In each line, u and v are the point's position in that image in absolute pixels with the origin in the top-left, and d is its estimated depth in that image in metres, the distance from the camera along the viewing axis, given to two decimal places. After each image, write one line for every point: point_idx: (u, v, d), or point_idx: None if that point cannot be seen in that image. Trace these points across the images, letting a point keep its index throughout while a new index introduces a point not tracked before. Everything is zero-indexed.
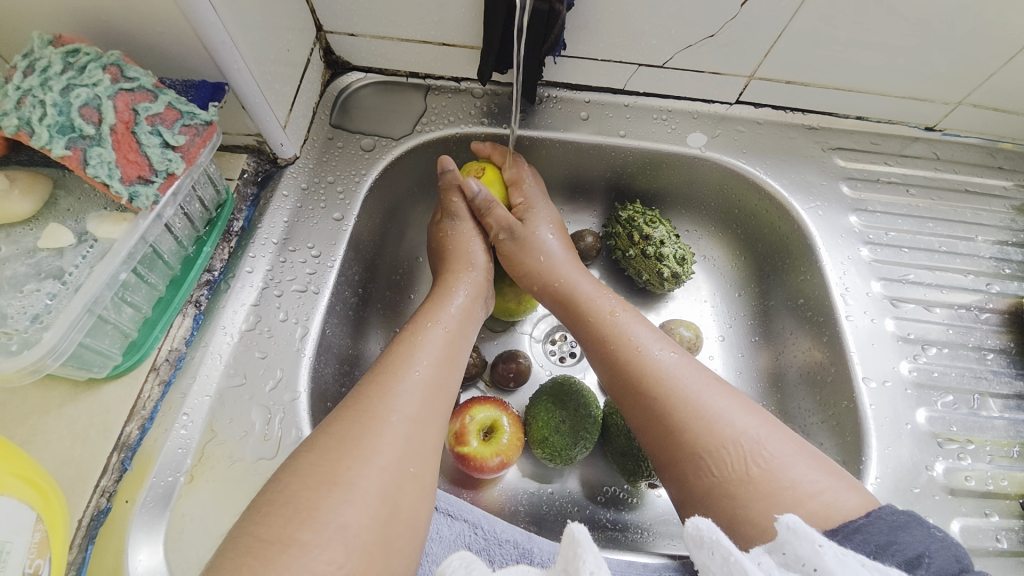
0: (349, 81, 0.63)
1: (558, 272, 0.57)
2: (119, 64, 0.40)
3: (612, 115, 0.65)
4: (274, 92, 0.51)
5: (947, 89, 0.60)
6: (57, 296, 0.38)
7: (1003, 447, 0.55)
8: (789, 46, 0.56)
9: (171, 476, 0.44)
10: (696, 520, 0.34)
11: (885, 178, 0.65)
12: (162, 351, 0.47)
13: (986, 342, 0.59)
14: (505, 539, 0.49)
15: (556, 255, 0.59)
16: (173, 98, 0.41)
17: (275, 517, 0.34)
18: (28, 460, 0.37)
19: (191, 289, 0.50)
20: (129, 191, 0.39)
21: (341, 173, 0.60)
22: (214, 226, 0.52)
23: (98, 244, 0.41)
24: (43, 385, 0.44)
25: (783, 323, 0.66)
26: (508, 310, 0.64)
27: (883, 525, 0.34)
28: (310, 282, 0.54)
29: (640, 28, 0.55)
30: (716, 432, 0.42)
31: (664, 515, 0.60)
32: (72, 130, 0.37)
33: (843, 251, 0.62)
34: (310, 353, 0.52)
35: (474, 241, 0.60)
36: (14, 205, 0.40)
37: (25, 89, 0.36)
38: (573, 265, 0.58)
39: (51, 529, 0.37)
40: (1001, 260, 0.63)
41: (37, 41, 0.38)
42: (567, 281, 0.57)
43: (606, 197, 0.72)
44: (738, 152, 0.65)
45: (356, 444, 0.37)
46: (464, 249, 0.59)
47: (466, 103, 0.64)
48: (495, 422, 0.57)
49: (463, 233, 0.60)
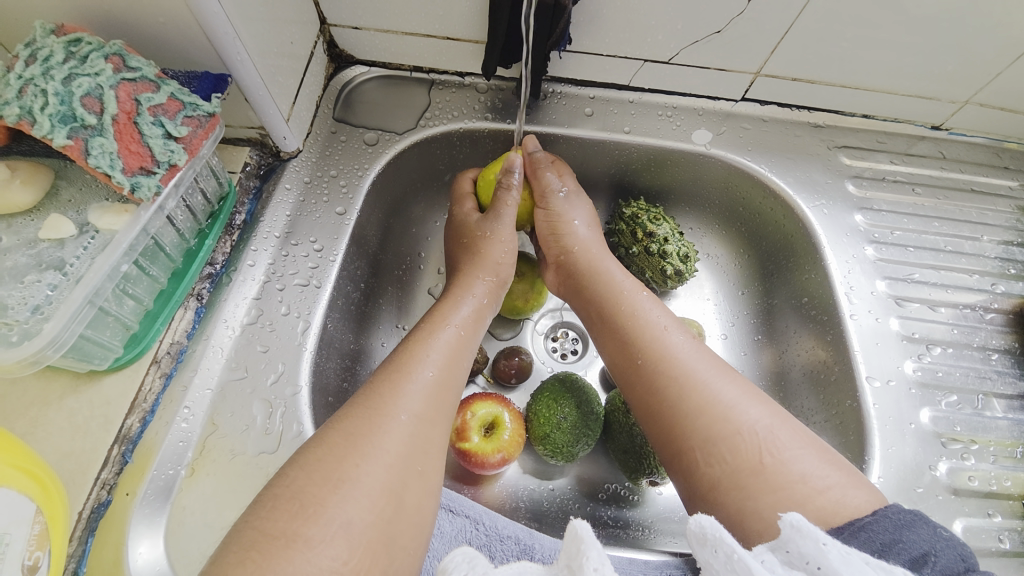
0: (352, 75, 0.63)
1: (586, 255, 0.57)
2: (121, 54, 0.39)
3: (616, 110, 0.65)
4: (277, 84, 0.51)
5: (954, 88, 0.60)
6: (58, 287, 0.38)
7: (1006, 448, 0.54)
8: (795, 43, 0.56)
9: (171, 469, 0.44)
10: (699, 518, 0.33)
11: (891, 176, 0.65)
12: (164, 343, 0.47)
13: (991, 343, 0.59)
14: (507, 535, 0.49)
15: (583, 233, 0.58)
16: (175, 88, 0.41)
17: (279, 512, 0.33)
18: (28, 451, 0.37)
19: (193, 281, 0.50)
20: (131, 181, 0.38)
21: (344, 167, 0.59)
22: (216, 219, 0.51)
23: (99, 235, 0.40)
24: (44, 376, 0.44)
25: (786, 322, 0.66)
26: (516, 308, 0.64)
27: (888, 524, 0.34)
28: (313, 276, 0.54)
29: (645, 24, 0.55)
30: (731, 419, 0.41)
31: (665, 513, 0.60)
32: (73, 120, 0.37)
33: (847, 250, 0.61)
34: (312, 347, 0.52)
35: (507, 254, 0.57)
36: (15, 195, 0.40)
37: (27, 78, 0.36)
38: (601, 248, 0.58)
39: (51, 521, 0.37)
40: (1006, 260, 0.62)
41: (39, 30, 0.38)
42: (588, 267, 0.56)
43: (609, 194, 0.71)
44: (743, 149, 0.64)
45: (363, 440, 0.37)
46: (495, 255, 0.56)
47: (470, 98, 0.64)
48: (497, 419, 0.57)
49: (499, 236, 0.56)
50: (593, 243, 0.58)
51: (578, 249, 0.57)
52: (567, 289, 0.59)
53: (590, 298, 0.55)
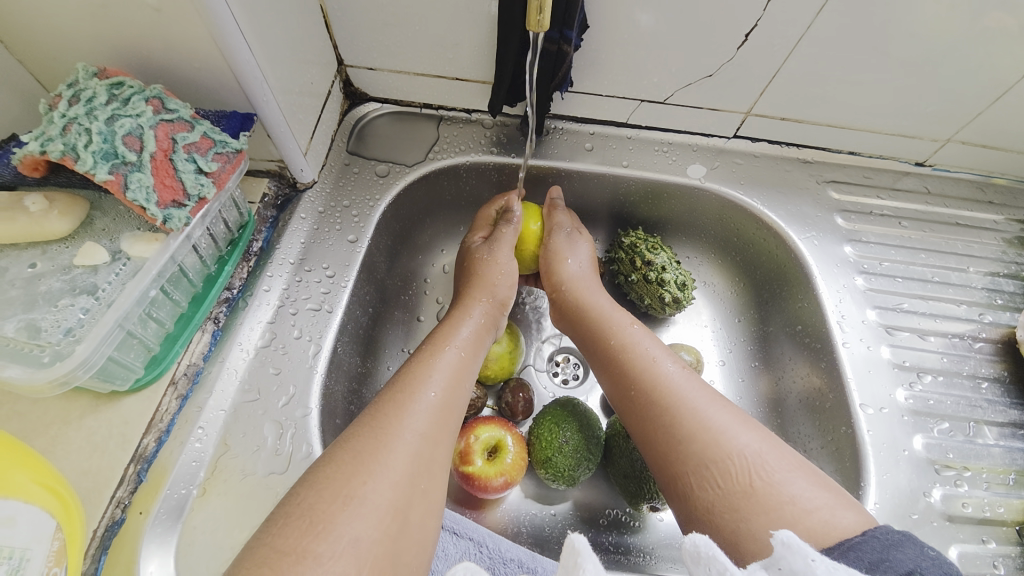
0: (366, 111, 0.67)
1: (579, 288, 0.61)
2: (160, 97, 0.43)
3: (615, 146, 0.68)
4: (297, 121, 0.54)
5: (937, 128, 0.63)
6: (90, 311, 0.40)
7: (999, 475, 0.56)
8: (784, 86, 0.59)
9: (184, 489, 0.45)
10: (694, 536, 0.34)
11: (878, 211, 0.68)
12: (182, 365, 0.49)
13: (980, 371, 0.61)
14: (510, 558, 0.51)
15: (576, 270, 0.62)
16: (208, 128, 0.44)
17: (290, 529, 0.35)
18: (49, 469, 0.39)
19: (211, 306, 0.52)
20: (163, 214, 0.41)
21: (357, 198, 0.62)
22: (235, 246, 0.54)
23: (131, 262, 0.43)
24: (65, 397, 0.46)
25: (782, 349, 0.68)
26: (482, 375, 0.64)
27: (876, 544, 0.35)
28: (324, 301, 0.56)
29: (642, 68, 0.58)
30: (722, 444, 0.43)
31: (666, 540, 0.61)
32: (115, 157, 0.39)
33: (838, 279, 0.64)
34: (322, 370, 0.54)
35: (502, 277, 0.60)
36: (52, 225, 0.42)
37: (71, 117, 0.39)
38: (594, 283, 0.62)
39: (69, 538, 0.38)
40: (993, 290, 0.65)
41: (83, 72, 0.41)
42: (582, 303, 0.60)
43: (609, 224, 0.74)
44: (736, 183, 0.67)
45: (371, 459, 0.39)
46: (489, 275, 0.59)
47: (476, 133, 0.67)
48: (500, 442, 0.59)
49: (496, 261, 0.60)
50: (586, 280, 0.62)
51: (571, 287, 0.61)
52: (568, 325, 0.62)
53: (587, 337, 0.58)
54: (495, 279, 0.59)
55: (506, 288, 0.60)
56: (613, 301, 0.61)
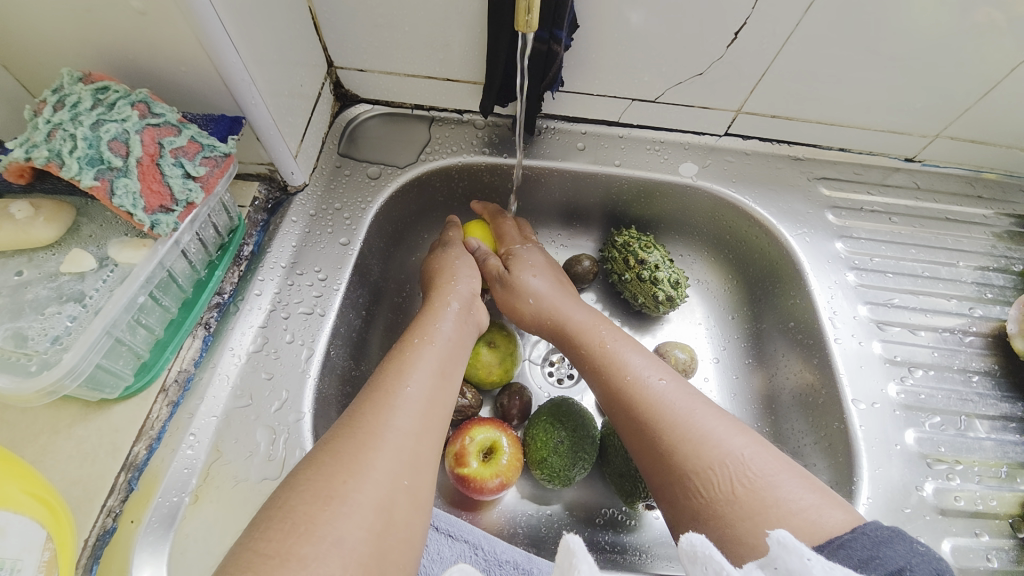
0: (356, 112, 0.66)
1: (553, 298, 0.61)
2: (146, 101, 0.42)
3: (607, 145, 0.68)
4: (287, 124, 0.53)
5: (926, 123, 0.63)
6: (78, 318, 0.40)
7: (991, 468, 0.56)
8: (773, 83, 0.59)
9: (176, 497, 0.45)
10: (690, 536, 0.34)
11: (868, 207, 0.68)
12: (172, 371, 0.49)
13: (971, 365, 0.61)
14: (506, 559, 0.51)
15: (537, 284, 0.61)
16: (196, 132, 0.43)
17: (274, 531, 0.34)
18: (38, 478, 0.38)
19: (201, 311, 0.51)
20: (151, 219, 0.40)
21: (348, 201, 0.62)
22: (226, 251, 0.53)
23: (118, 268, 0.42)
24: (54, 406, 0.45)
25: (776, 346, 0.68)
26: (480, 377, 0.64)
27: (866, 541, 0.35)
28: (317, 304, 0.56)
29: (633, 67, 0.58)
30: (704, 451, 0.43)
31: (662, 538, 0.61)
32: (100, 162, 0.39)
33: (829, 276, 0.64)
34: (315, 374, 0.53)
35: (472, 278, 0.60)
36: (38, 232, 0.42)
37: (55, 122, 0.38)
38: (564, 295, 0.61)
39: (60, 548, 0.38)
40: (983, 284, 0.65)
41: (68, 77, 0.41)
42: (558, 312, 0.60)
43: (602, 222, 0.74)
44: (728, 181, 0.67)
45: (352, 459, 0.39)
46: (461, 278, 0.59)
47: (468, 134, 0.67)
48: (495, 443, 0.58)
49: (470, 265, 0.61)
50: (553, 292, 0.61)
51: (547, 297, 0.61)
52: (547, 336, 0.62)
53: (568, 346, 0.58)
54: (464, 278, 0.60)
55: (468, 286, 0.59)
56: (590, 310, 0.60)
